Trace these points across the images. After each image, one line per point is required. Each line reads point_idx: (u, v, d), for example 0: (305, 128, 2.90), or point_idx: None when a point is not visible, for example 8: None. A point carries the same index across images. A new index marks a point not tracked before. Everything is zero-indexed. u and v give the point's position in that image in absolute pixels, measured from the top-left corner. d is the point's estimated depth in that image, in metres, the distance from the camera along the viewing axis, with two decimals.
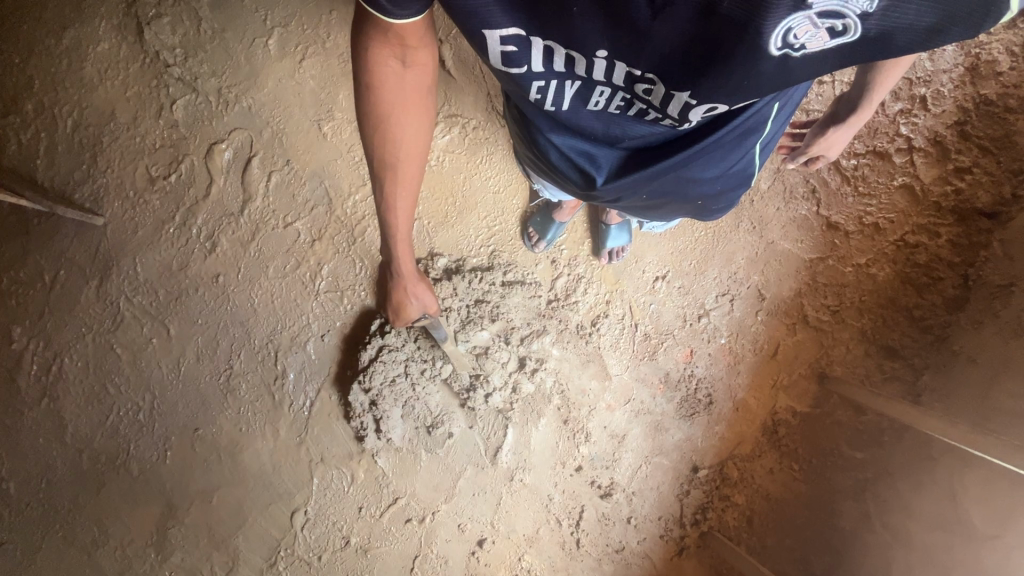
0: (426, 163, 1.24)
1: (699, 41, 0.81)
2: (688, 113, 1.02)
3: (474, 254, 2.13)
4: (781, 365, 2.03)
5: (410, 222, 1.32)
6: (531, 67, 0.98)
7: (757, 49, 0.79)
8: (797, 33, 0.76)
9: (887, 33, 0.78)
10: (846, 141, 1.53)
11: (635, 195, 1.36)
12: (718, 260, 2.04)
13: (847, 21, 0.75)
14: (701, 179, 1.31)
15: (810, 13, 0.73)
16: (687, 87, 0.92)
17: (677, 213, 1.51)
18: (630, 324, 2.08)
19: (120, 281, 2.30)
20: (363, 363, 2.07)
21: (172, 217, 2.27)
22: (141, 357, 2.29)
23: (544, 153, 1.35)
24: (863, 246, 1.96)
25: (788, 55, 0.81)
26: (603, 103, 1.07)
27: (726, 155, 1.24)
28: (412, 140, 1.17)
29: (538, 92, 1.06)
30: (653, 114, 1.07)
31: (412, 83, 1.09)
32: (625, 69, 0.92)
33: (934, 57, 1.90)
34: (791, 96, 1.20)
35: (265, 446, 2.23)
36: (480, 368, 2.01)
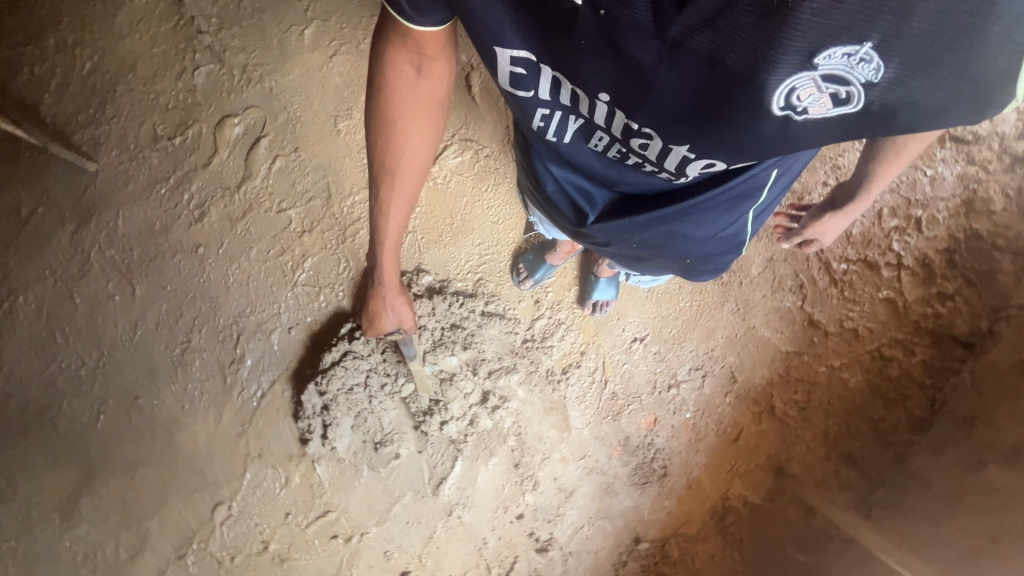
0: (426, 174, 1.23)
1: (701, 93, 0.85)
2: (685, 167, 1.07)
3: (460, 278, 2.11)
4: (741, 450, 1.99)
5: (402, 231, 1.30)
6: (537, 92, 1.02)
7: (759, 106, 0.83)
8: (801, 95, 0.80)
9: (889, 108, 0.81)
10: (841, 229, 1.56)
11: (626, 243, 1.37)
12: (697, 334, 2.02)
13: (850, 89, 0.79)
14: (693, 237, 1.31)
15: (815, 75, 0.76)
16: (686, 141, 0.97)
17: (666, 271, 1.50)
18: (601, 380, 2.05)
19: (97, 231, 2.23)
20: (323, 365, 2.01)
21: (166, 178, 2.24)
22: (99, 311, 2.21)
23: (541, 185, 1.38)
24: (839, 349, 1.96)
25: (790, 116, 0.84)
26: (603, 146, 1.12)
27: (720, 216, 1.24)
28: (415, 146, 1.17)
29: (541, 120, 1.10)
30: (649, 165, 1.11)
31: (425, 93, 1.10)
32: (624, 118, 0.97)
33: (935, 184, 1.98)
34: (789, 169, 1.23)
35: (204, 430, 2.13)
36: (441, 394, 1.99)
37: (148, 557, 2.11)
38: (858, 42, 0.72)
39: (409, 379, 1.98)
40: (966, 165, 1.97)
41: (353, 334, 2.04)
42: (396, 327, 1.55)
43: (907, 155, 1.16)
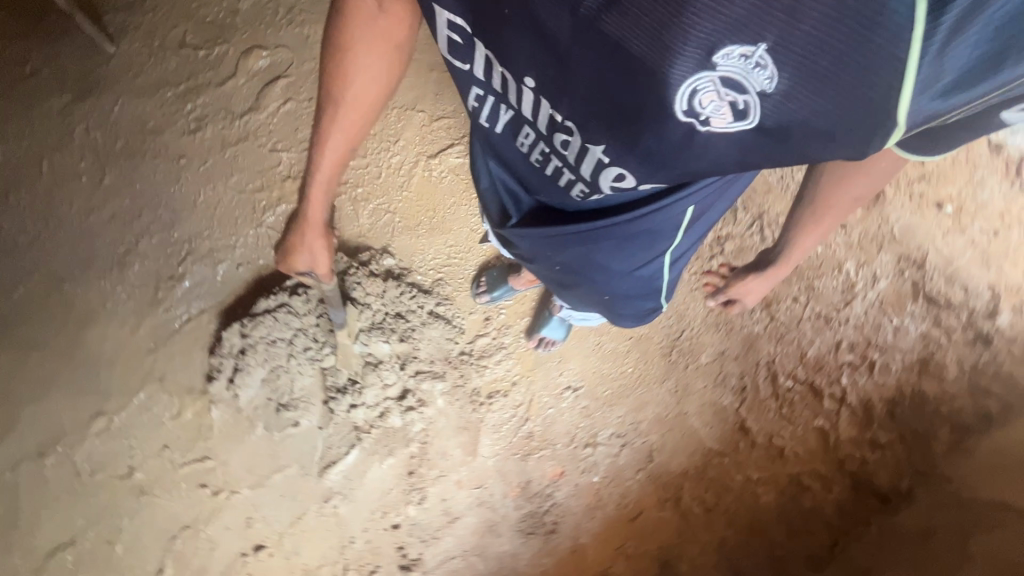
0: (374, 118, 1.20)
1: (614, 86, 0.87)
2: (598, 175, 1.08)
3: (421, 271, 2.10)
4: (635, 531, 1.91)
5: (336, 169, 1.28)
6: (473, 69, 1.05)
7: (665, 105, 0.84)
8: (703, 99, 0.81)
9: (783, 126, 0.81)
10: (764, 292, 1.57)
11: (549, 262, 1.38)
12: (630, 402, 1.99)
13: (747, 99, 0.79)
14: (611, 268, 1.31)
15: (714, 77, 0.77)
16: (601, 141, 0.99)
17: (591, 306, 1.49)
18: (522, 415, 1.99)
19: (90, 110, 2.21)
20: (256, 309, 1.95)
21: (176, 84, 2.23)
22: (60, 185, 2.16)
23: (479, 183, 1.43)
24: (761, 462, 1.93)
25: (694, 124, 0.85)
26: (530, 144, 1.14)
27: (635, 249, 1.24)
28: (365, 84, 1.13)
29: (475, 101, 1.13)
30: (568, 171, 1.13)
31: (383, 32, 1.07)
32: (547, 107, 0.99)
33: (897, 333, 2.00)
34: (708, 219, 1.24)
35: (116, 334, 2.05)
36: (360, 376, 1.93)
37: (5, 445, 1.97)
38: (752, 42, 0.72)
39: (334, 351, 1.92)
40: (931, 325, 1.99)
41: (294, 290, 1.98)
42: (310, 267, 1.48)
43: (842, 202, 1.20)
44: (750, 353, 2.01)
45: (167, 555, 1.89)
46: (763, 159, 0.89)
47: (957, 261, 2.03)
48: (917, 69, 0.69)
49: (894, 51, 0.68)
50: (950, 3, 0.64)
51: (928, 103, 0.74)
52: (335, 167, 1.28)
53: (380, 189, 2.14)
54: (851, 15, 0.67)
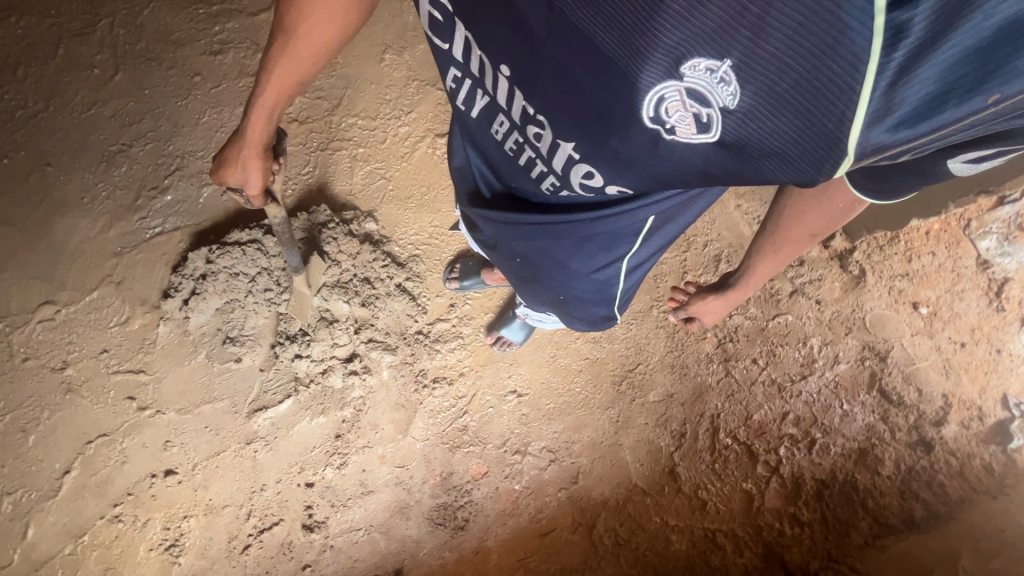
0: (325, 59, 1.14)
1: (585, 82, 0.90)
2: (569, 169, 1.09)
3: (399, 244, 2.10)
4: (542, 548, 1.90)
5: (281, 100, 1.21)
6: (452, 49, 1.07)
7: (633, 109, 0.87)
8: (669, 108, 0.84)
9: (742, 143, 0.82)
10: (723, 314, 1.54)
11: (511, 252, 1.40)
12: (569, 420, 2.00)
13: (710, 113, 0.81)
14: (568, 267, 1.32)
15: (680, 86, 0.80)
16: (571, 137, 1.01)
17: (545, 305, 1.50)
18: (461, 408, 1.99)
19: (120, 6, 2.22)
20: (229, 239, 1.93)
21: (211, 4, 2.25)
22: (70, 70, 2.15)
23: (454, 162, 1.46)
24: (682, 511, 1.92)
25: (660, 132, 0.88)
26: (504, 132, 1.15)
27: (592, 250, 1.25)
28: (320, 22, 1.06)
29: (452, 82, 1.14)
30: (539, 163, 1.13)
31: None
32: (522, 96, 1.02)
33: (845, 419, 2.01)
34: (667, 231, 1.23)
35: (86, 229, 2.04)
36: (311, 330, 1.90)
37: None
38: (718, 57, 0.75)
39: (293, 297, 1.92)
40: (878, 418, 2.00)
41: (268, 230, 1.96)
42: (239, 186, 1.37)
43: (801, 235, 1.21)
44: (698, 403, 2.03)
45: (77, 458, 1.86)
46: (723, 176, 0.91)
47: (919, 363, 2.05)
48: (869, 99, 0.69)
49: (850, 79, 0.68)
50: (905, 36, 0.64)
51: (879, 136, 0.73)
52: (280, 99, 1.21)
53: (382, 154, 2.15)
54: (812, 39, 0.68)
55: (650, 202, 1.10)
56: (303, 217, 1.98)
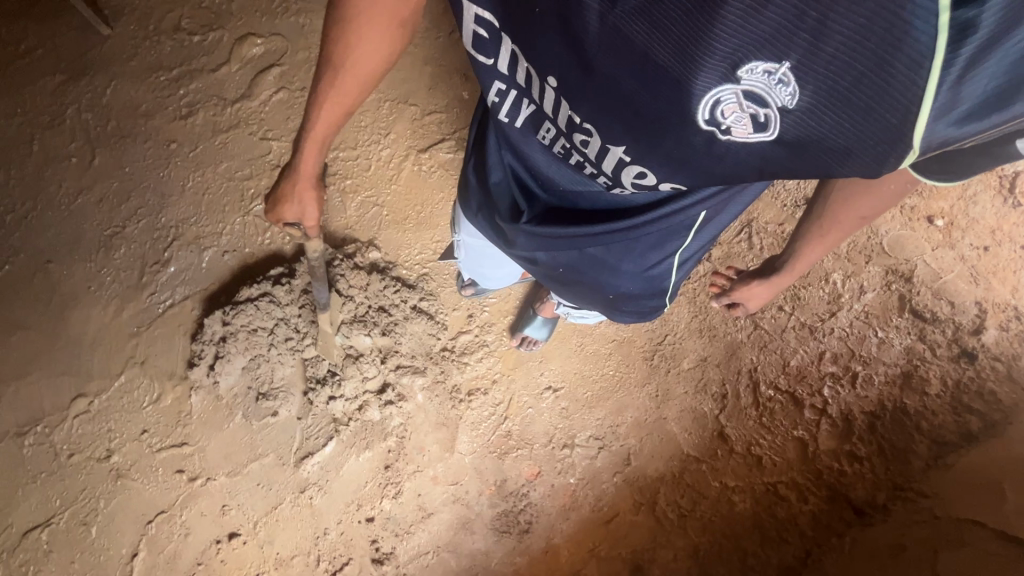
0: (371, 87, 1.16)
1: (635, 90, 0.92)
2: (620, 171, 1.14)
3: (406, 266, 2.10)
4: (609, 535, 1.91)
5: (331, 134, 1.24)
6: (496, 63, 1.12)
7: (688, 116, 0.89)
8: (725, 110, 0.85)
9: (801, 141, 0.84)
10: (765, 300, 1.60)
11: (554, 259, 1.47)
12: (609, 405, 1.99)
13: (767, 112, 0.82)
14: (617, 266, 1.42)
15: (737, 90, 0.81)
16: (623, 142, 1.04)
17: (591, 305, 1.58)
18: (501, 414, 1.99)
19: (83, 91, 2.23)
20: (239, 297, 1.95)
21: (170, 68, 2.24)
22: (51, 166, 2.17)
23: (485, 179, 1.49)
24: (738, 470, 1.93)
25: (715, 133, 0.90)
26: (551, 138, 1.21)
27: (643, 248, 1.36)
28: (365, 52, 1.09)
29: (496, 95, 1.19)
30: (588, 166, 1.20)
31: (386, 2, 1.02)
32: (568, 105, 1.05)
33: (882, 346, 1.99)
34: (716, 221, 1.33)
35: (99, 317, 2.05)
36: (339, 369, 1.92)
37: None
38: (777, 60, 0.76)
39: (315, 341, 1.93)
40: (916, 339, 1.98)
41: (278, 280, 1.98)
42: (297, 220, 1.40)
43: (852, 218, 1.24)
44: (733, 360, 2.01)
45: (142, 539, 1.89)
46: (780, 174, 0.92)
47: (945, 276, 2.02)
48: (934, 95, 0.71)
49: (913, 74, 0.70)
50: (972, 32, 0.65)
51: (944, 129, 0.76)
52: (329, 133, 1.24)
53: (369, 181, 2.15)
54: (876, 36, 0.69)
55: (704, 201, 1.21)
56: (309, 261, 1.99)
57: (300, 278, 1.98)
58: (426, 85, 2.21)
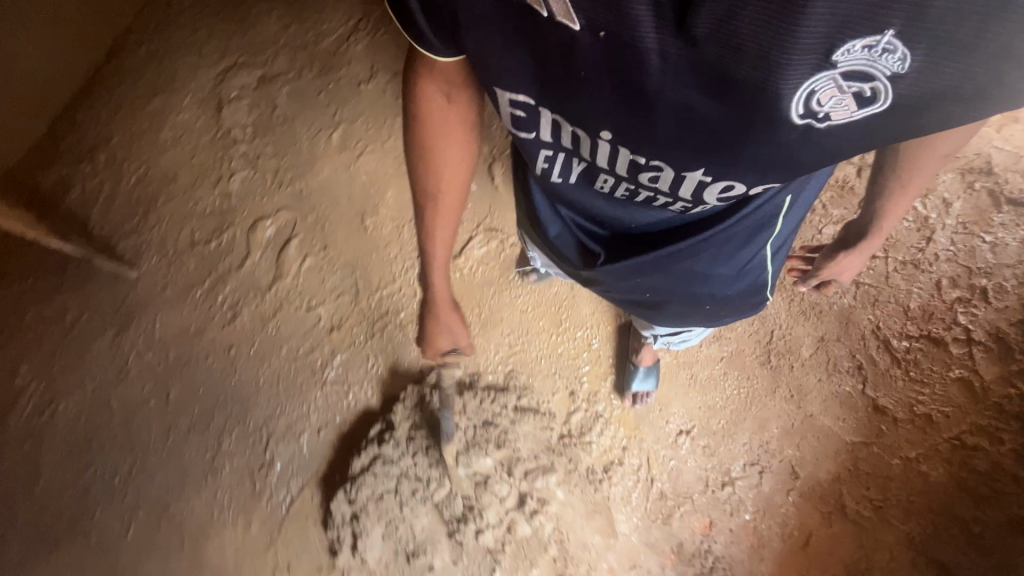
0: (465, 190, 1.33)
1: (706, 110, 0.87)
2: (701, 192, 1.11)
3: (490, 370, 2.05)
4: (813, 558, 1.76)
5: (449, 248, 1.41)
6: (538, 134, 1.14)
7: (778, 120, 0.84)
8: (822, 98, 0.79)
9: (920, 101, 0.78)
10: (858, 267, 1.56)
11: (638, 287, 1.50)
12: (750, 425, 1.87)
13: (875, 84, 0.76)
14: (707, 276, 1.41)
15: (835, 73, 0.75)
16: (701, 165, 1.01)
17: (687, 321, 1.57)
18: (646, 478, 1.89)
19: (136, 336, 2.32)
20: (352, 471, 1.93)
21: (201, 281, 2.32)
22: (136, 415, 2.25)
23: (550, 231, 1.55)
24: (912, 438, 1.77)
25: (811, 124, 0.83)
26: (611, 185, 1.23)
27: (730, 251, 1.35)
28: (454, 163, 1.27)
29: (545, 160, 1.23)
30: (659, 196, 1.20)
31: (454, 116, 1.20)
32: (629, 151, 1.04)
33: (997, 250, 1.85)
34: (804, 199, 1.30)
35: (233, 538, 2.06)
36: (475, 500, 1.87)
37: None
38: (879, 32, 0.69)
39: (440, 482, 1.89)
40: None
41: (379, 438, 1.95)
42: (454, 347, 1.63)
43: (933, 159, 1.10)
44: (851, 328, 1.87)
45: None
46: (884, 139, 0.87)
47: None
48: None
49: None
50: None
51: None
52: (445, 246, 1.40)
53: None
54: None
55: (785, 187, 1.20)
56: (401, 406, 1.99)
57: (398, 425, 1.96)
58: None
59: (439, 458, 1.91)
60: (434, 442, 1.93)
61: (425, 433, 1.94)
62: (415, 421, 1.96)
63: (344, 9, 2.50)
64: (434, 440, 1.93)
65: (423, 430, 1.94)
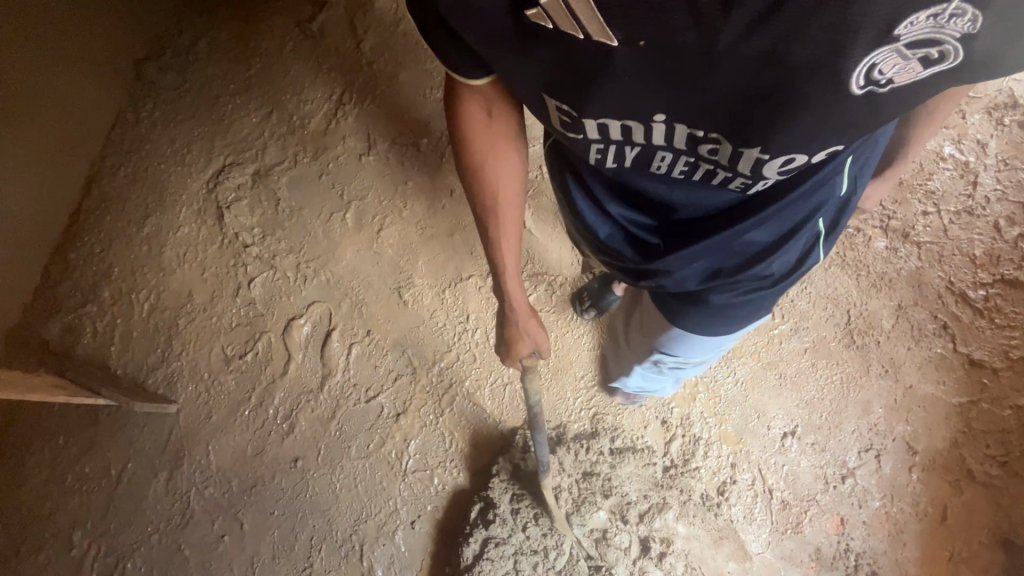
0: (524, 198, 1.38)
1: (766, 84, 0.90)
2: (762, 167, 1.09)
3: (575, 419, 1.98)
4: (954, 531, 1.71)
5: (518, 260, 1.43)
6: (586, 134, 1.12)
7: (842, 90, 0.89)
8: (883, 68, 0.86)
9: (983, 59, 0.86)
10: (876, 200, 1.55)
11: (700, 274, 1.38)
12: (853, 411, 1.82)
13: (944, 47, 0.84)
14: (759, 257, 1.32)
15: (899, 46, 0.83)
16: (757, 143, 1.02)
17: (734, 323, 1.45)
18: (763, 490, 1.82)
19: (191, 472, 2.18)
20: (465, 563, 1.81)
21: (247, 397, 2.20)
22: (211, 555, 2.11)
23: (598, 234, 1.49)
24: (1017, 384, 1.76)
25: (875, 90, 0.90)
26: (669, 163, 1.16)
27: (785, 225, 1.28)
28: (510, 174, 1.34)
29: (597, 153, 1.18)
30: (723, 171, 1.14)
31: (500, 128, 1.27)
32: (686, 127, 1.03)
33: None
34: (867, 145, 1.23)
35: None
36: (601, 558, 1.78)
37: None
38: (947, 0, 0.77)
39: (559, 550, 1.79)
40: None
41: (483, 519, 1.85)
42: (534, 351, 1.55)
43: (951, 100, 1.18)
44: (924, 289, 1.86)
45: None
46: (948, 88, 0.93)
47: None
48: None
49: None
50: None
51: None
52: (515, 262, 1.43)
53: (480, 367, 2.11)
54: None
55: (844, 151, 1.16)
56: (496, 480, 1.90)
57: (498, 501, 1.86)
58: (467, 253, 2.20)
59: (551, 525, 1.82)
60: (541, 509, 1.85)
61: (529, 502, 1.86)
62: (514, 491, 1.88)
63: (323, 84, 2.41)
64: (540, 507, 1.85)
65: (526, 499, 1.87)
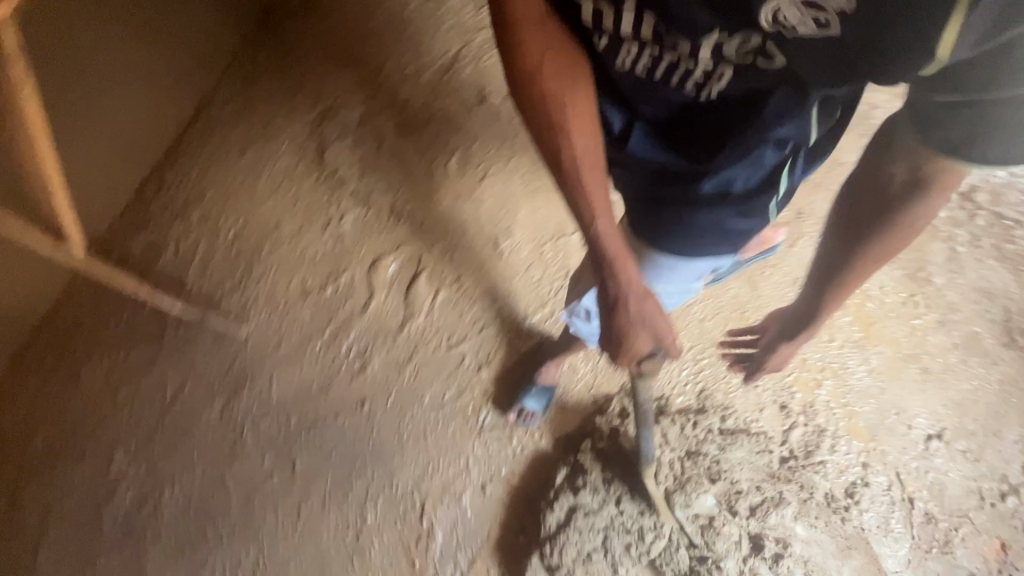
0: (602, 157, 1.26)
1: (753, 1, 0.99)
2: (745, 53, 1.09)
3: (679, 392, 1.76)
4: None
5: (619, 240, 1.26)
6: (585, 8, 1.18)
7: (793, 30, 1.00)
8: (787, 14, 0.98)
9: (906, 49, 0.93)
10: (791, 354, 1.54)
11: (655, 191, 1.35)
12: (1017, 421, 1.63)
13: (827, 14, 0.96)
14: (718, 168, 1.26)
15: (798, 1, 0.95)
16: (752, 31, 1.04)
17: (668, 248, 1.37)
18: (903, 499, 1.58)
19: (249, 402, 2.04)
20: (547, 532, 1.60)
21: (321, 331, 2.09)
22: (256, 495, 1.93)
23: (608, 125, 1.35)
24: None
25: (781, 33, 1.01)
26: (644, 59, 1.19)
27: (756, 165, 1.26)
28: (581, 128, 1.23)
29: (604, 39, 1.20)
30: (703, 70, 1.15)
31: (553, 56, 1.23)
32: (665, 19, 1.09)
33: None
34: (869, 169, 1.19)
35: None
36: (705, 549, 1.55)
37: None
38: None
39: (656, 532, 1.57)
40: None
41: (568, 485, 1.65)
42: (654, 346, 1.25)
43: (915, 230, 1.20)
44: None
45: None
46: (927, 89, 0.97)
47: None
48: None
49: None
50: None
51: None
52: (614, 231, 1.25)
53: None
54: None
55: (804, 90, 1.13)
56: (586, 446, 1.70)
57: (587, 467, 1.66)
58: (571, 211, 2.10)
59: (648, 502, 1.59)
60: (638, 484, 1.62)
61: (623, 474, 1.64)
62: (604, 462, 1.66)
63: (441, 40, 2.42)
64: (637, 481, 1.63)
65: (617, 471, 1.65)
